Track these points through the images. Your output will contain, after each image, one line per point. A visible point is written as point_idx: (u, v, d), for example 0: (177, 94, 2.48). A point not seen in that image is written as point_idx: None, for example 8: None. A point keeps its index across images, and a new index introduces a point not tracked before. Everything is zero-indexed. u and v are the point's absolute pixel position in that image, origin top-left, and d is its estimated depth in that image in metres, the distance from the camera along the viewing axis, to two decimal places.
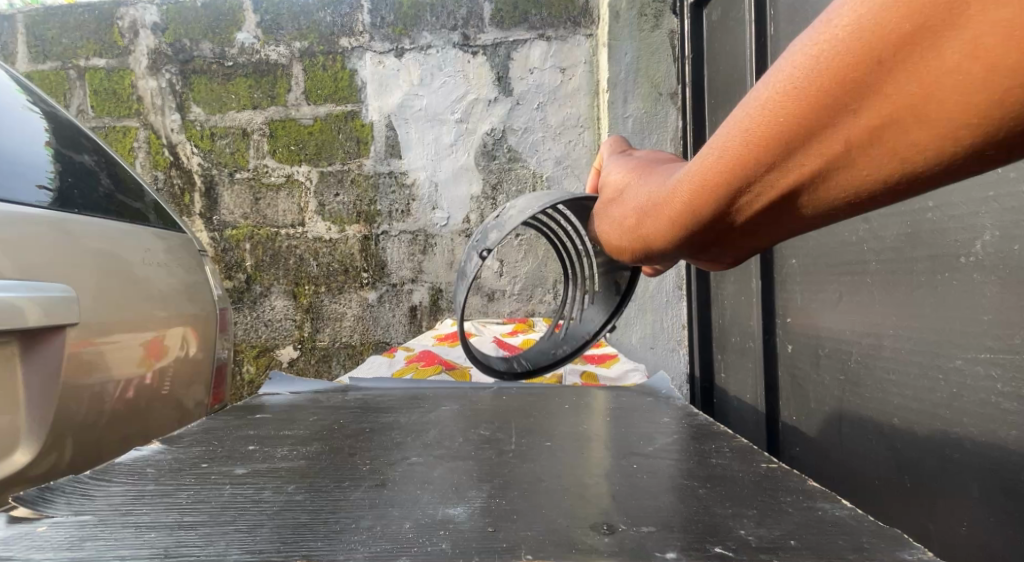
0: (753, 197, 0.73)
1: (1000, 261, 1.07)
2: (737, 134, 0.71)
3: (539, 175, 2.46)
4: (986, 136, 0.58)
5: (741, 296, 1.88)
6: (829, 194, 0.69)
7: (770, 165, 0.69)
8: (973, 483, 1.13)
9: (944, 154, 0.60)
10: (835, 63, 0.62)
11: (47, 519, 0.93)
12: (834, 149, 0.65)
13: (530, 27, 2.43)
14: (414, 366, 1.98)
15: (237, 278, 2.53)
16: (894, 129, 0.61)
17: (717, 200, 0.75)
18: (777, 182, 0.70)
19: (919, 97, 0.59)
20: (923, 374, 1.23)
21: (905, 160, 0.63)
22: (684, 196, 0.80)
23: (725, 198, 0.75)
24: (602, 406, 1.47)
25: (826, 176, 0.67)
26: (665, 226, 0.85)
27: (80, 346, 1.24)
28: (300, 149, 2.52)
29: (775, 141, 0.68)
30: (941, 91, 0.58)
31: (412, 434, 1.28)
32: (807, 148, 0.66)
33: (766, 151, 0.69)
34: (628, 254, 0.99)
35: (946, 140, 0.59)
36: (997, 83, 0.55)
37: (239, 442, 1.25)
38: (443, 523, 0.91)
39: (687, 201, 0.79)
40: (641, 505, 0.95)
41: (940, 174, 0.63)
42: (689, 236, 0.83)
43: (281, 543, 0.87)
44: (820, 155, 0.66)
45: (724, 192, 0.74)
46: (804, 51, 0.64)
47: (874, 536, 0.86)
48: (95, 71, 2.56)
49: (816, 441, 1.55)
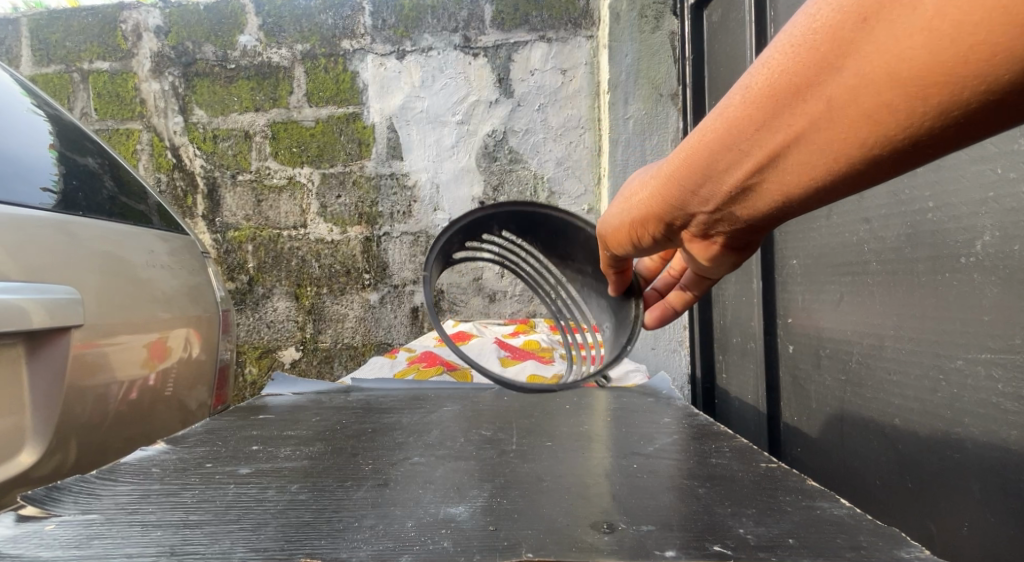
0: (744, 157, 0.76)
1: (1000, 262, 1.08)
2: (735, 94, 0.75)
3: (540, 176, 2.47)
4: (962, 100, 0.61)
5: (742, 297, 1.89)
6: (815, 156, 0.72)
7: (762, 123, 0.73)
8: (973, 482, 1.14)
9: (923, 117, 0.64)
10: (830, 23, 0.66)
11: (54, 518, 0.94)
12: (823, 107, 0.68)
13: (530, 29, 2.43)
14: (415, 367, 1.98)
15: (239, 279, 2.54)
16: (875, 87, 0.65)
17: (713, 158, 0.79)
18: (767, 142, 0.74)
19: (900, 53, 0.62)
20: (924, 374, 1.24)
21: (887, 121, 0.66)
22: (681, 160, 0.84)
23: (719, 157, 0.78)
24: (603, 407, 1.48)
25: (813, 136, 0.70)
26: (662, 192, 0.89)
27: (84, 348, 1.25)
28: (302, 151, 2.53)
29: (769, 98, 0.71)
30: (919, 48, 0.61)
31: (414, 434, 1.29)
32: (798, 106, 0.70)
33: (760, 109, 0.72)
34: (626, 228, 1.02)
35: (925, 98, 0.63)
36: (975, 45, 0.58)
37: (243, 442, 1.26)
38: (446, 522, 0.91)
39: (684, 163, 0.83)
40: (642, 504, 0.96)
41: (918, 139, 0.66)
42: (684, 200, 0.87)
43: (285, 542, 0.88)
44: (810, 113, 0.69)
45: (718, 151, 0.78)
46: (803, 13, 0.68)
47: (874, 535, 0.87)
48: (99, 74, 2.57)
49: (817, 441, 1.55)
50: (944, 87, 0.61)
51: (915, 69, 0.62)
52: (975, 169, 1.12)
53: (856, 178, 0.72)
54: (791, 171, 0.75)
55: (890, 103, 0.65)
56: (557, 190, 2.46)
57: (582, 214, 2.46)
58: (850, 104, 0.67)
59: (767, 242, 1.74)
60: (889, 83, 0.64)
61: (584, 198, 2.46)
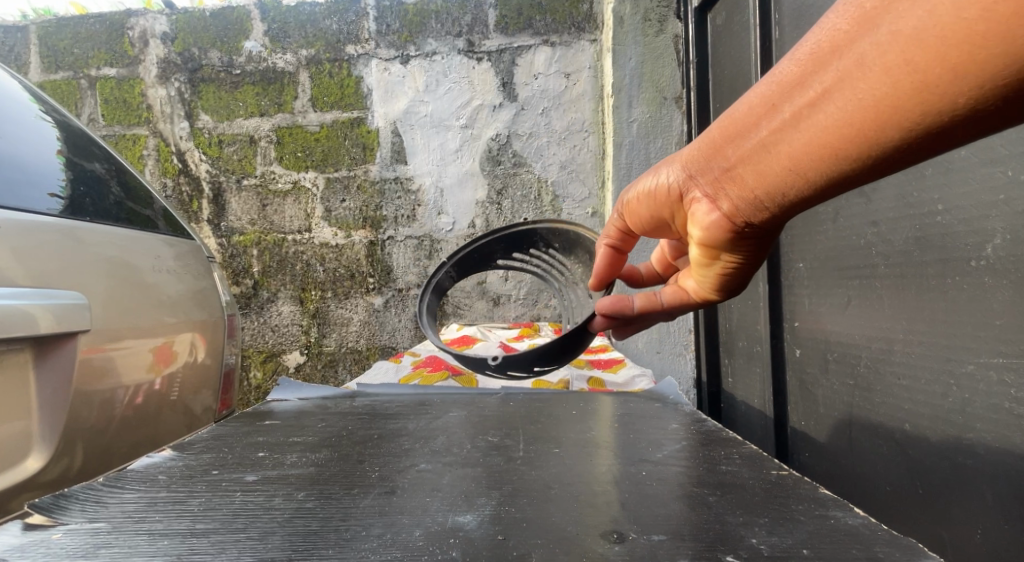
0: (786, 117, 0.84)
1: (1012, 265, 1.07)
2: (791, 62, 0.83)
3: (544, 180, 2.46)
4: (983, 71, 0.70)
5: (749, 301, 1.88)
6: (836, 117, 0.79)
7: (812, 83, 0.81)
8: (986, 489, 1.13)
9: (949, 82, 0.72)
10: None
11: (62, 526, 0.94)
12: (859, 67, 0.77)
13: (534, 33, 2.43)
14: (421, 372, 1.97)
15: (244, 283, 2.53)
16: (904, 49, 0.73)
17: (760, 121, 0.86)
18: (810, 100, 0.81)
19: (933, 23, 0.71)
20: (934, 380, 1.23)
21: (919, 83, 0.73)
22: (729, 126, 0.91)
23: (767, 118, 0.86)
24: (609, 412, 1.47)
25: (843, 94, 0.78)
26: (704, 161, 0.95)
27: (90, 353, 1.25)
28: (307, 155, 2.53)
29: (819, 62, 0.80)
30: (954, 20, 0.70)
31: (420, 440, 1.28)
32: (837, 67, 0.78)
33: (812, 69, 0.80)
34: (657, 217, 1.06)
35: (951, 66, 0.71)
36: (1002, 22, 0.67)
37: (248, 449, 1.25)
38: (454, 531, 0.91)
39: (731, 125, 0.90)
40: (651, 513, 0.95)
41: (938, 109, 0.73)
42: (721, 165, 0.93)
43: (293, 550, 0.88)
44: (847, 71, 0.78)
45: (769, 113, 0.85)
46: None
47: (889, 544, 0.86)
48: (106, 80, 2.58)
49: (825, 446, 1.54)
50: (965, 52, 0.70)
51: (944, 33, 0.71)
52: (985, 171, 1.12)
53: (866, 141, 0.78)
54: (807, 131, 0.82)
55: (911, 63, 0.73)
56: (561, 194, 2.46)
57: (586, 217, 2.46)
58: (880, 64, 0.75)
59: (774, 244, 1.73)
60: (915, 43, 0.73)
61: (588, 201, 2.46)
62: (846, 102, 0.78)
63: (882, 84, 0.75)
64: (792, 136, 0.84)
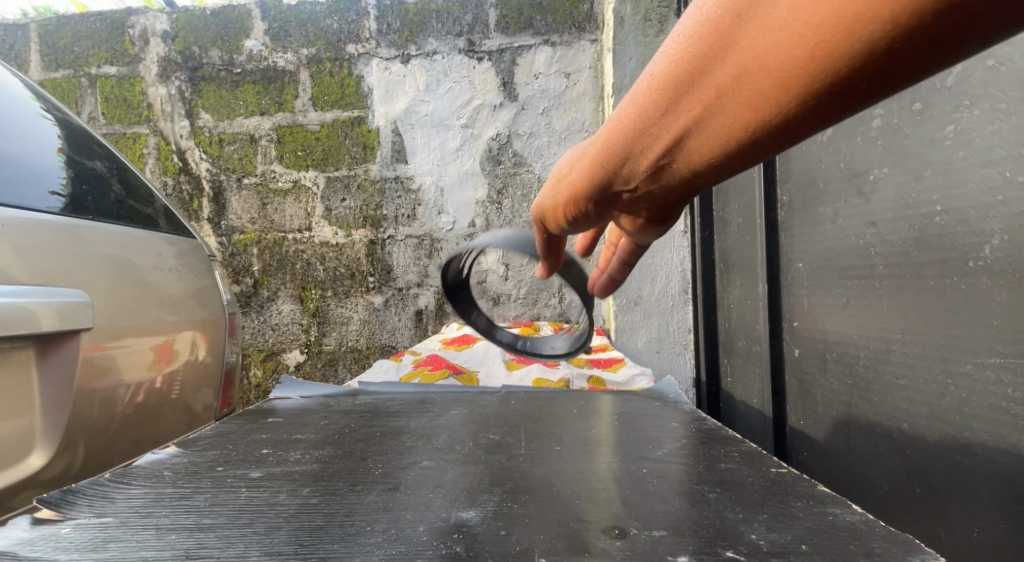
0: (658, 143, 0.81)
1: (1011, 266, 1.09)
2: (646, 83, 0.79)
3: (544, 180, 2.47)
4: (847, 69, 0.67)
5: (748, 300, 1.88)
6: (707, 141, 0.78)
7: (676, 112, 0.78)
8: (983, 488, 1.14)
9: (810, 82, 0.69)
10: (707, 32, 0.73)
11: (70, 521, 0.95)
12: (719, 86, 0.74)
13: (535, 33, 2.44)
14: (422, 370, 1.98)
15: (244, 282, 2.54)
16: (756, 68, 0.71)
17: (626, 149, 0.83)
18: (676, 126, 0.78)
19: (778, 38, 0.69)
20: (931, 379, 1.24)
21: (776, 99, 0.71)
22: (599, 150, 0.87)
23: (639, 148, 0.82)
24: (610, 411, 1.48)
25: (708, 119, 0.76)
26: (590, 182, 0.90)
27: (92, 351, 1.26)
28: (307, 154, 2.54)
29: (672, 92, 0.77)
30: (797, 37, 0.68)
31: (422, 438, 1.29)
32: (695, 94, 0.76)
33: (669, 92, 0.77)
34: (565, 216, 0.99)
35: (808, 76, 0.69)
36: (846, 27, 0.65)
37: (252, 446, 1.26)
38: (458, 527, 0.92)
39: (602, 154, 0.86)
40: (652, 509, 0.96)
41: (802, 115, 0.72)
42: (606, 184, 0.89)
43: (299, 545, 0.89)
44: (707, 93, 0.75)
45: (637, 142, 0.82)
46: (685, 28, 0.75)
47: (888, 541, 0.87)
48: (106, 79, 2.58)
49: (823, 445, 1.55)
50: (813, 54, 0.67)
51: (788, 39, 0.68)
52: (983, 172, 1.13)
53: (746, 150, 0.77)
54: (698, 143, 0.79)
55: (767, 78, 0.71)
56: None
57: None
58: (741, 81, 0.72)
59: (773, 245, 1.73)
60: (760, 64, 0.71)
61: None
62: (715, 124, 0.76)
63: (756, 88, 0.72)
64: (693, 135, 0.78)
